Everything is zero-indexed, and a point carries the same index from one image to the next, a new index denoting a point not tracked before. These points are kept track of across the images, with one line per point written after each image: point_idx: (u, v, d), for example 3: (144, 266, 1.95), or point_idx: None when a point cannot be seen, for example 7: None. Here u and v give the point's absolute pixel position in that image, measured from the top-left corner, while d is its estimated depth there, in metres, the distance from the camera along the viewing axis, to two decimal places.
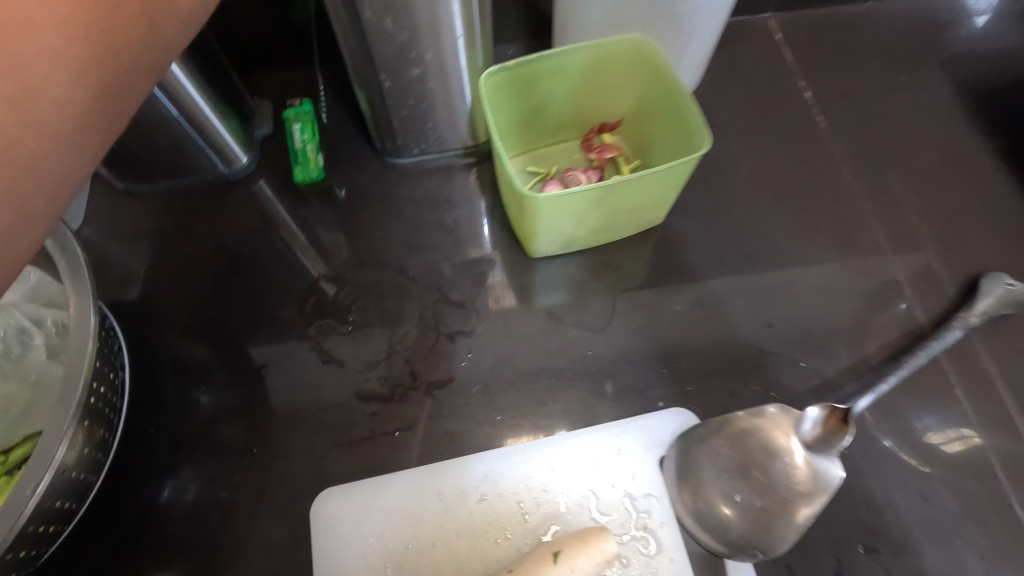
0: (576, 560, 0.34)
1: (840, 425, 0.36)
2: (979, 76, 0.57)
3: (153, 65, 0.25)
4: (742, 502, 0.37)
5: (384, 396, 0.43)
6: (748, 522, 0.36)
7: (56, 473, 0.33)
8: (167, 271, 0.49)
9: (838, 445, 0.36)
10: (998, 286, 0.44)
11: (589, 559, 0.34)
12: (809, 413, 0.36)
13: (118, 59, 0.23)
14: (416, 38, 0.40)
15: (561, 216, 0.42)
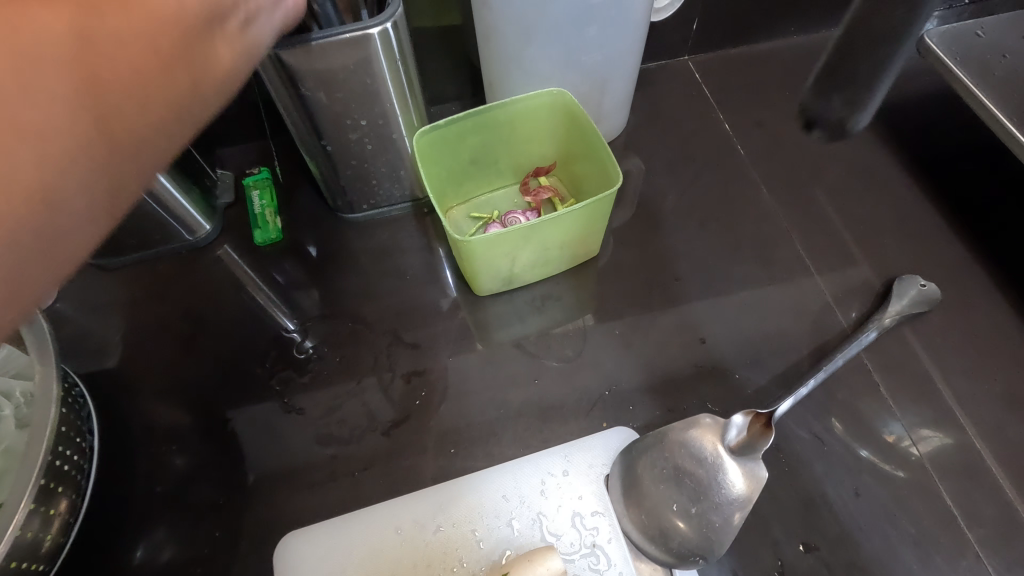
0: None
1: (763, 430, 0.39)
2: (879, 98, 0.62)
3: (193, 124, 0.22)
4: (682, 510, 0.38)
5: (345, 439, 0.45)
6: (688, 528, 0.38)
7: (17, 532, 0.35)
8: (138, 339, 0.52)
9: (761, 447, 0.39)
10: (913, 287, 0.49)
11: None
12: (734, 420, 0.39)
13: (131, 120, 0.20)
14: (350, 107, 0.44)
15: (496, 256, 0.45)
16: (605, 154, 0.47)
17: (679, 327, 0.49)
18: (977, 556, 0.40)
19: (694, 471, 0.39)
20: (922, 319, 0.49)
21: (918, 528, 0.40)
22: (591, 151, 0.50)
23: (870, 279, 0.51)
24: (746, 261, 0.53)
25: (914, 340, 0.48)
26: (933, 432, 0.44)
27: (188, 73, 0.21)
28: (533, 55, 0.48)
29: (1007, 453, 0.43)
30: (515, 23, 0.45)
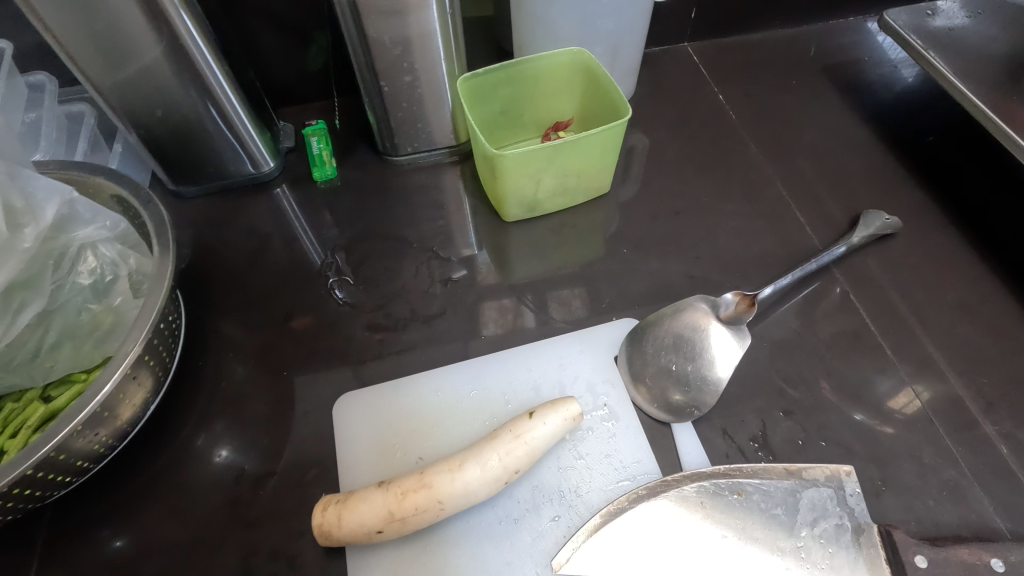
0: (546, 415, 0.43)
1: (746, 309, 0.46)
2: (850, 77, 0.73)
3: None
4: (678, 371, 0.46)
5: (389, 326, 0.54)
6: (682, 383, 0.46)
7: (128, 371, 0.41)
8: (211, 253, 0.60)
9: (745, 321, 0.46)
10: (878, 218, 0.58)
11: (557, 416, 0.43)
12: (724, 298, 0.48)
13: None
14: (407, 52, 0.54)
15: (523, 176, 0.54)
16: (616, 96, 0.56)
17: (676, 251, 0.58)
18: (930, 421, 0.47)
19: (691, 339, 0.47)
20: (883, 248, 0.57)
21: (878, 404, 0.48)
22: (604, 101, 0.59)
23: (840, 216, 0.60)
24: (735, 201, 0.62)
25: (876, 261, 0.57)
26: (888, 330, 0.52)
27: None
28: (557, 16, 0.58)
29: (953, 348, 0.51)
30: None
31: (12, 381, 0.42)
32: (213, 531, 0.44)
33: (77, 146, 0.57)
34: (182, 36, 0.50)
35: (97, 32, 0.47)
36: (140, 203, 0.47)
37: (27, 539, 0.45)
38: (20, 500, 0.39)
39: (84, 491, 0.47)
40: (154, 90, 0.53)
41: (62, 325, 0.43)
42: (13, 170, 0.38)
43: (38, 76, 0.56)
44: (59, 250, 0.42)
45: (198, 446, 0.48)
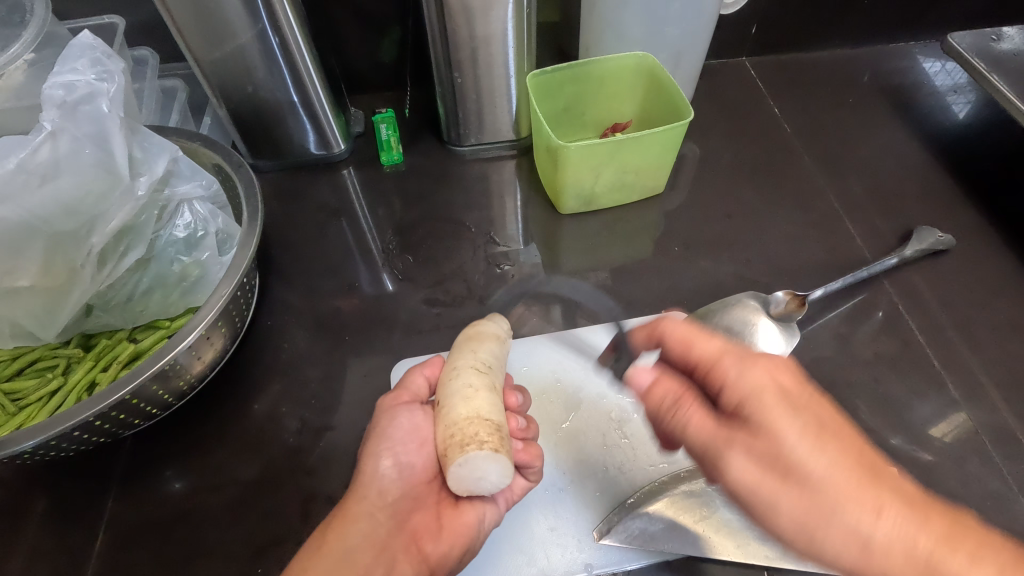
0: (498, 318, 0.47)
1: (798, 306, 0.51)
2: (907, 98, 0.73)
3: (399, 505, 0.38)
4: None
5: (447, 302, 0.57)
6: None
7: (214, 318, 0.44)
8: (281, 223, 0.64)
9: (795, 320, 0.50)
10: (931, 234, 0.59)
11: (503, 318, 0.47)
12: (775, 296, 0.51)
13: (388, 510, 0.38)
14: (483, 47, 0.56)
15: (583, 169, 0.57)
16: (679, 99, 0.58)
17: (725, 253, 0.59)
18: (975, 432, 0.48)
19: (740, 333, 0.49)
20: (934, 265, 0.58)
21: (919, 410, 0.49)
22: (665, 105, 0.61)
23: (892, 230, 0.61)
24: (786, 209, 0.63)
25: (925, 276, 0.57)
26: (935, 343, 0.53)
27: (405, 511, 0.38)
28: (625, 19, 0.60)
29: (1001, 364, 0.52)
30: None
31: (107, 320, 0.46)
32: (277, 474, 0.47)
33: (170, 116, 0.61)
34: (280, 21, 0.54)
35: (203, 11, 0.51)
36: (232, 168, 0.51)
37: (102, 470, 0.48)
38: (105, 429, 0.42)
39: (156, 431, 0.50)
40: (245, 69, 0.57)
41: (155, 272, 0.47)
42: (135, 127, 0.44)
43: (143, 51, 0.60)
44: (161, 204, 0.46)
45: (263, 398, 0.51)
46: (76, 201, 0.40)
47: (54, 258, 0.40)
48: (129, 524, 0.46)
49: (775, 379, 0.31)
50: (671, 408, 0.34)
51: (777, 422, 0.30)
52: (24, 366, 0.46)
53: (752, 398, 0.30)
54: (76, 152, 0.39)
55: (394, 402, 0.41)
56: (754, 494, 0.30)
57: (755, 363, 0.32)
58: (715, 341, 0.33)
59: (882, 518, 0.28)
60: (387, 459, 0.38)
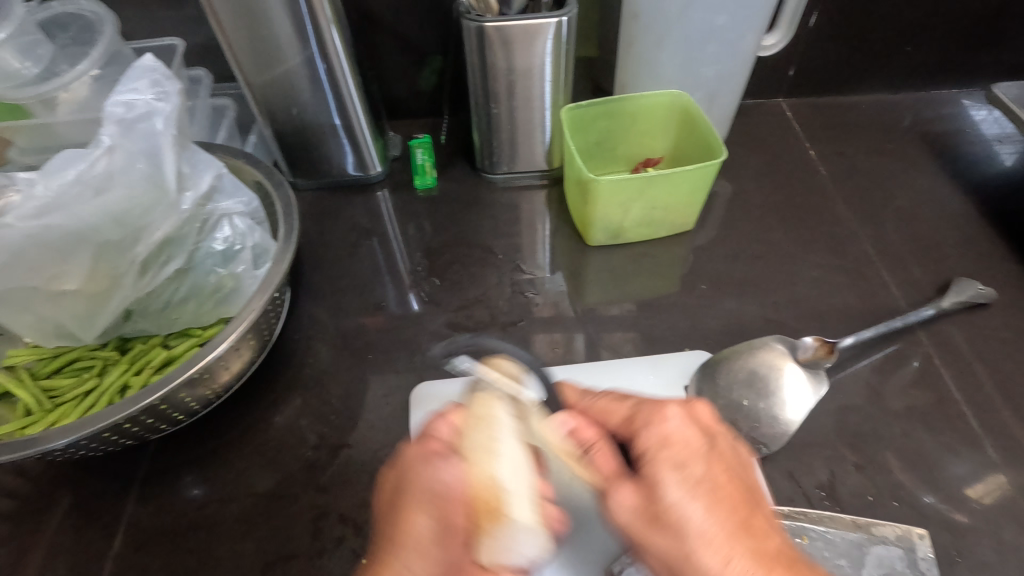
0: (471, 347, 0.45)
1: (826, 354, 0.50)
2: (949, 146, 0.72)
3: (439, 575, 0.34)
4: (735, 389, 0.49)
5: (470, 327, 0.57)
6: (755, 417, 0.48)
7: (244, 330, 0.45)
8: (314, 239, 0.65)
9: (824, 366, 0.50)
10: (971, 286, 0.57)
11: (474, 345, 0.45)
12: (803, 341, 0.51)
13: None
14: (520, 80, 0.58)
15: (613, 203, 0.57)
16: (712, 137, 0.58)
17: (754, 294, 0.59)
18: (1014, 498, 0.46)
19: (765, 377, 0.49)
20: (975, 318, 0.56)
21: (954, 470, 0.47)
22: (698, 142, 0.62)
23: (929, 279, 0.59)
24: (819, 252, 0.62)
25: (963, 328, 0.56)
26: (970, 399, 0.51)
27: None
28: (663, 58, 0.61)
29: None
30: (655, 31, 0.59)
31: (143, 326, 0.48)
32: (292, 487, 0.48)
33: (218, 132, 0.64)
34: (328, 48, 0.56)
35: (257, 38, 0.54)
36: (273, 185, 0.53)
37: (125, 473, 0.49)
38: (132, 433, 0.43)
39: (179, 438, 0.51)
40: (292, 92, 0.59)
41: (192, 283, 0.48)
42: (185, 143, 0.46)
43: (198, 71, 0.64)
44: (203, 217, 0.48)
45: (283, 412, 0.52)
46: (126, 212, 0.42)
47: (100, 265, 0.42)
48: (146, 528, 0.47)
49: (675, 435, 0.36)
50: (585, 457, 0.38)
51: (661, 471, 0.34)
52: (62, 365, 0.48)
53: (656, 447, 0.35)
54: (129, 166, 0.41)
55: (428, 453, 0.36)
56: (642, 533, 0.35)
57: (662, 419, 0.37)
58: (626, 405, 0.40)
59: (731, 565, 0.32)
60: (427, 520, 0.34)
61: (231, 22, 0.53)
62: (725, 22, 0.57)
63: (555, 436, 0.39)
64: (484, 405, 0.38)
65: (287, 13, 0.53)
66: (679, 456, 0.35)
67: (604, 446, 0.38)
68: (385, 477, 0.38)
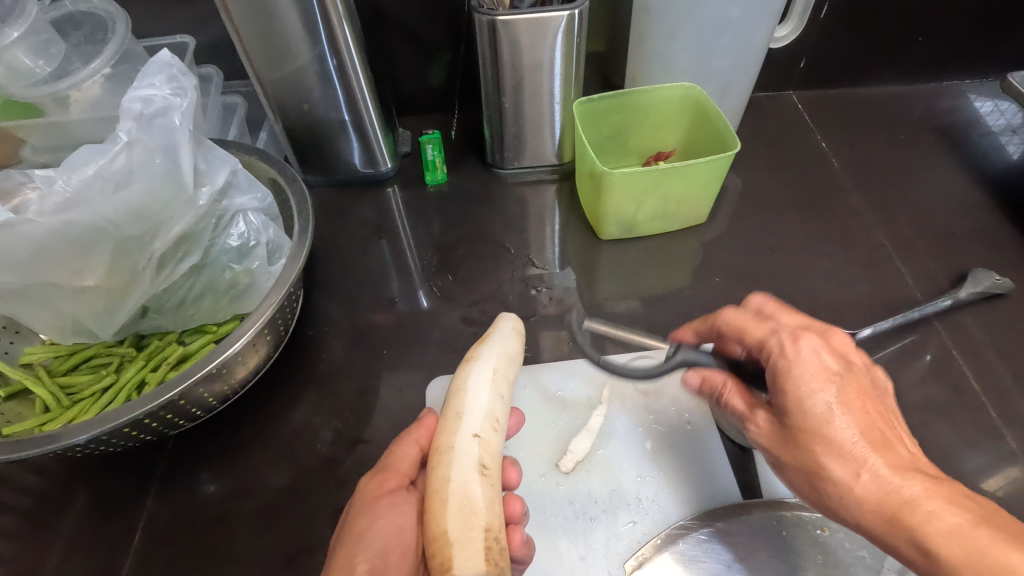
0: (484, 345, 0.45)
1: None
2: (962, 137, 0.72)
3: None
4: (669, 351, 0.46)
5: (483, 322, 0.57)
6: None
7: (261, 326, 0.45)
8: (326, 235, 0.66)
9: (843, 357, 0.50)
10: (987, 277, 0.56)
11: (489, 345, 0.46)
12: None
13: None
14: (531, 74, 0.58)
15: (626, 196, 0.57)
16: (725, 130, 0.58)
17: (767, 287, 0.58)
18: None
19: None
20: (990, 309, 0.56)
21: (972, 462, 0.47)
22: (711, 135, 0.61)
23: (944, 270, 0.59)
24: (832, 244, 0.62)
25: (979, 319, 0.55)
26: (988, 390, 0.51)
27: None
28: (674, 50, 0.61)
29: None
30: (667, 23, 0.58)
31: (160, 322, 0.48)
32: (309, 482, 0.48)
33: (229, 130, 0.64)
34: (340, 44, 0.56)
35: (268, 35, 0.54)
36: (287, 181, 0.53)
37: (142, 469, 0.49)
38: (150, 429, 0.43)
39: (196, 434, 0.51)
40: (303, 89, 0.59)
41: (208, 279, 0.49)
42: (201, 140, 0.46)
43: (208, 69, 0.64)
44: (218, 213, 0.48)
45: (298, 408, 0.52)
46: (144, 208, 0.42)
47: (119, 261, 0.42)
48: (165, 524, 0.47)
49: (808, 361, 0.36)
50: (719, 397, 0.41)
51: (798, 392, 0.36)
52: (80, 362, 0.48)
53: (792, 372, 0.36)
54: (148, 162, 0.41)
55: (379, 488, 0.40)
56: (781, 455, 0.37)
57: (796, 347, 0.37)
58: (764, 327, 0.39)
59: (862, 478, 0.34)
60: (363, 565, 0.36)
61: (243, 18, 0.53)
62: (737, 14, 0.57)
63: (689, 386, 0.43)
64: (443, 432, 0.40)
65: (298, 9, 0.53)
66: (808, 381, 0.36)
67: (733, 386, 0.41)
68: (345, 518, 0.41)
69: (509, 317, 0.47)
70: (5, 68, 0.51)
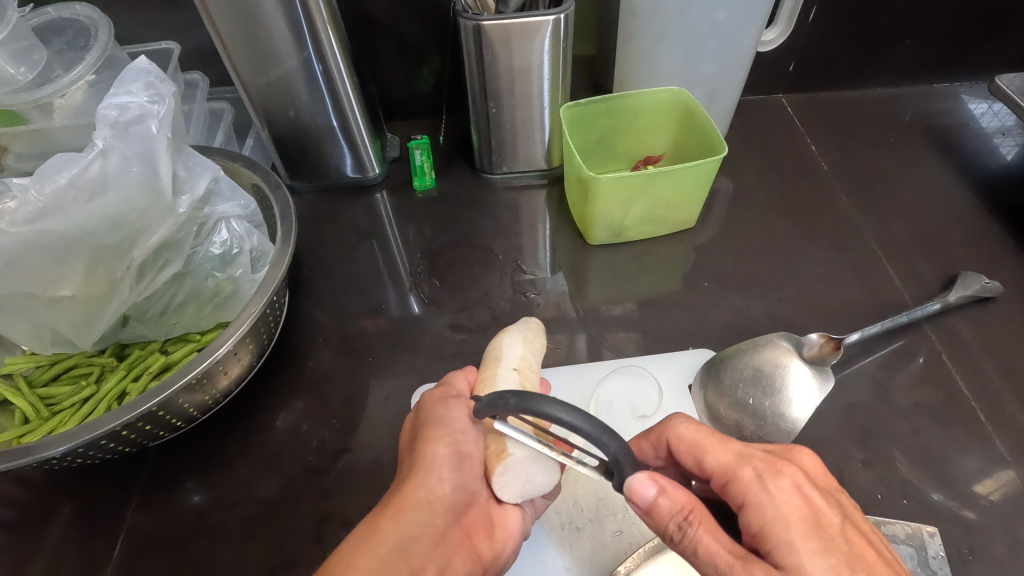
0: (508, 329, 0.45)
1: (832, 350, 0.48)
2: (951, 139, 0.72)
3: (445, 506, 0.36)
4: (517, 406, 0.30)
5: (471, 328, 0.57)
6: (762, 416, 0.47)
7: (243, 335, 0.45)
8: (313, 242, 0.65)
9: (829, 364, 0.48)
10: (977, 280, 0.56)
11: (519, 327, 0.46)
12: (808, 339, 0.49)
13: (435, 515, 0.36)
14: (518, 79, 0.58)
15: (614, 201, 0.57)
16: (713, 133, 0.58)
17: (758, 291, 0.58)
18: None
19: (770, 374, 0.48)
20: (981, 312, 0.56)
21: (963, 466, 0.47)
22: (699, 139, 0.61)
23: (934, 274, 0.58)
24: (822, 248, 0.61)
25: (969, 322, 0.55)
26: (979, 395, 0.50)
27: (452, 513, 0.37)
28: (662, 54, 0.61)
29: None
30: (654, 27, 0.58)
31: (142, 331, 0.47)
32: (294, 492, 0.47)
33: (215, 136, 0.64)
34: (325, 49, 0.56)
35: (253, 41, 0.54)
36: (271, 188, 0.53)
37: (125, 480, 0.49)
38: (130, 440, 0.43)
39: (180, 444, 0.50)
40: (289, 94, 0.59)
41: (190, 287, 0.48)
42: (181, 146, 0.45)
43: (194, 75, 0.63)
44: (200, 221, 0.47)
45: (284, 417, 0.52)
46: (121, 216, 0.42)
47: (97, 269, 0.42)
48: (147, 536, 0.46)
49: (800, 504, 0.32)
50: (683, 530, 0.32)
51: (797, 552, 0.30)
52: (61, 372, 0.47)
53: (778, 523, 0.31)
54: (124, 170, 0.41)
55: (444, 394, 0.40)
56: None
57: (780, 482, 0.33)
58: (730, 450, 0.35)
59: None
60: (445, 447, 0.37)
61: (226, 24, 0.52)
62: (724, 17, 0.57)
63: (629, 489, 0.32)
64: (482, 374, 0.41)
65: (282, 15, 0.52)
66: (807, 535, 0.30)
67: (705, 524, 0.32)
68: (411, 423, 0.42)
69: (531, 321, 0.47)
70: None
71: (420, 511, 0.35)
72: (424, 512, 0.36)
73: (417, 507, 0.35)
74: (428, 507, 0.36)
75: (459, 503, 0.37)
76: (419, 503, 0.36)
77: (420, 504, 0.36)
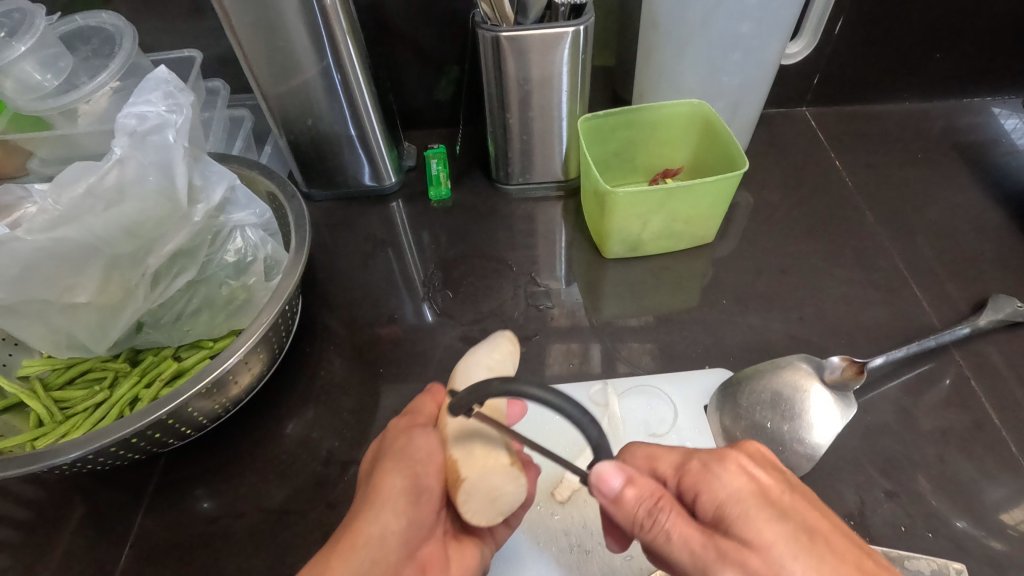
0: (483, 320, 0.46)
1: (855, 374, 0.48)
2: (982, 156, 0.69)
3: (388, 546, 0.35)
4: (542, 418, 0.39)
5: (483, 341, 0.56)
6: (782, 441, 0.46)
7: (254, 344, 0.44)
8: (328, 249, 0.65)
9: (851, 388, 0.48)
10: (1009, 304, 0.54)
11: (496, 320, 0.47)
12: (829, 361, 0.49)
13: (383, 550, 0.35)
14: (536, 90, 0.57)
15: (630, 215, 0.56)
16: (734, 149, 0.57)
17: (778, 310, 0.57)
18: None
19: (789, 399, 0.48)
20: (1013, 337, 0.53)
21: (992, 500, 0.45)
22: (720, 153, 0.60)
23: (963, 296, 0.56)
24: (846, 267, 0.60)
25: (1000, 347, 0.53)
26: (1011, 424, 0.48)
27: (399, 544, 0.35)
28: (683, 67, 0.60)
29: None
30: (676, 39, 0.57)
31: (155, 338, 0.48)
32: (300, 503, 0.47)
33: (234, 143, 0.64)
34: (343, 60, 0.56)
35: (273, 51, 0.54)
36: (285, 195, 0.53)
37: (136, 484, 0.49)
38: (139, 447, 0.43)
39: (189, 450, 0.50)
40: (308, 103, 0.59)
41: (204, 295, 0.48)
42: (199, 155, 0.46)
43: (216, 83, 0.64)
44: (216, 229, 0.48)
45: (292, 426, 0.51)
46: (136, 224, 0.42)
47: (111, 277, 0.42)
48: (154, 542, 0.46)
49: (747, 492, 0.31)
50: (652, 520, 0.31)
51: (759, 528, 0.30)
52: (75, 376, 0.48)
53: (731, 501, 0.31)
54: (140, 179, 0.41)
55: (409, 423, 0.39)
56: None
57: (728, 466, 0.32)
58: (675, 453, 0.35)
59: None
60: (401, 481, 0.36)
61: (248, 35, 0.53)
62: (748, 30, 0.56)
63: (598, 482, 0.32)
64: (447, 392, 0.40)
65: (302, 26, 0.53)
66: (760, 507, 0.30)
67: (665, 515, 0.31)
68: (374, 451, 0.40)
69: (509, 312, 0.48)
70: (13, 82, 0.52)
71: (358, 542, 0.34)
72: (372, 542, 0.34)
73: (363, 540, 0.34)
74: (367, 541, 0.34)
75: (411, 532, 0.36)
76: (363, 540, 0.34)
77: (372, 542, 0.35)
